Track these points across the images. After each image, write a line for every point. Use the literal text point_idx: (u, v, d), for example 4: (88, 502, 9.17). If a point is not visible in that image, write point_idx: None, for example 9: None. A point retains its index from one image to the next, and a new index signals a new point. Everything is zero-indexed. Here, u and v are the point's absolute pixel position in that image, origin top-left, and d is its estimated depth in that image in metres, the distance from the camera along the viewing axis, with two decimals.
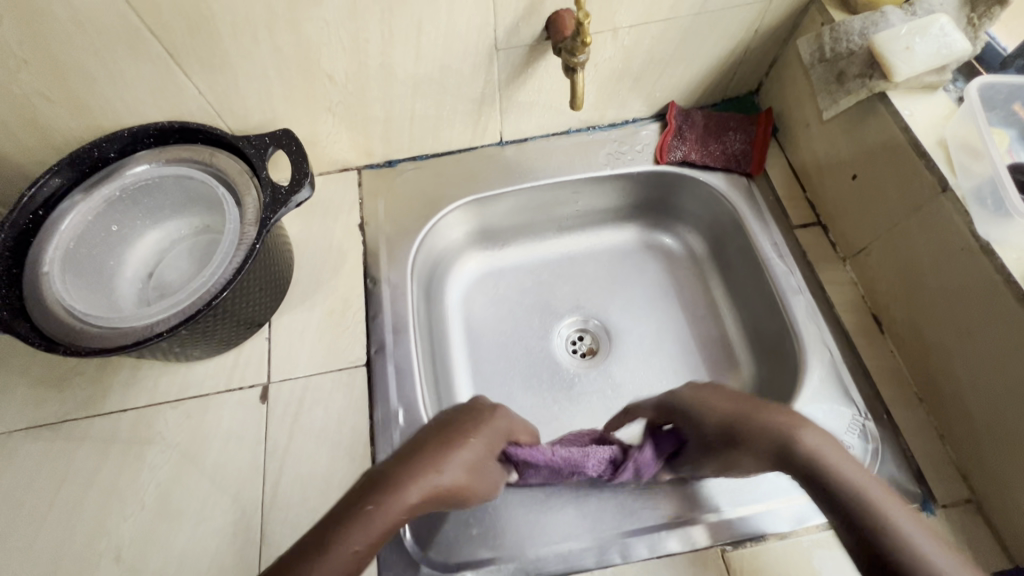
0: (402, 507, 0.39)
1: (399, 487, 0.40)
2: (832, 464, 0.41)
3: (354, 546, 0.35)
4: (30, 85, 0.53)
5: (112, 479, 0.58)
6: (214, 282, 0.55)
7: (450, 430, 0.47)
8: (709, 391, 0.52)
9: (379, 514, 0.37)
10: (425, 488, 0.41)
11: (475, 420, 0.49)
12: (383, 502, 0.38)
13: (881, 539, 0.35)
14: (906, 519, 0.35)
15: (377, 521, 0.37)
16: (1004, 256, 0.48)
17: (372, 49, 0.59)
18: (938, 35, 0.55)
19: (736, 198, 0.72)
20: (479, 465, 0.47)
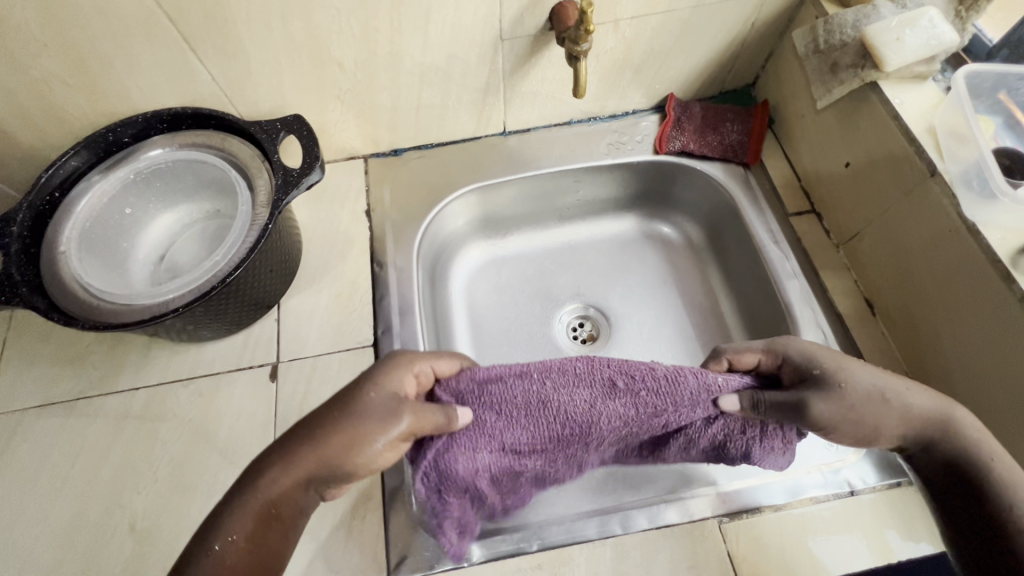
0: (268, 499, 0.42)
1: (267, 475, 0.43)
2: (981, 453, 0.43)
3: (227, 538, 0.41)
4: (49, 69, 0.55)
5: (126, 453, 0.60)
6: (228, 261, 0.57)
7: (338, 404, 0.45)
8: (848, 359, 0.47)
9: (239, 513, 0.41)
10: (300, 471, 0.43)
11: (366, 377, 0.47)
12: (248, 493, 0.42)
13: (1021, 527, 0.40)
14: None
15: (240, 518, 0.42)
16: (989, 236, 0.50)
17: (382, 37, 0.61)
18: (928, 27, 0.57)
19: (733, 187, 0.74)
20: (392, 419, 0.45)
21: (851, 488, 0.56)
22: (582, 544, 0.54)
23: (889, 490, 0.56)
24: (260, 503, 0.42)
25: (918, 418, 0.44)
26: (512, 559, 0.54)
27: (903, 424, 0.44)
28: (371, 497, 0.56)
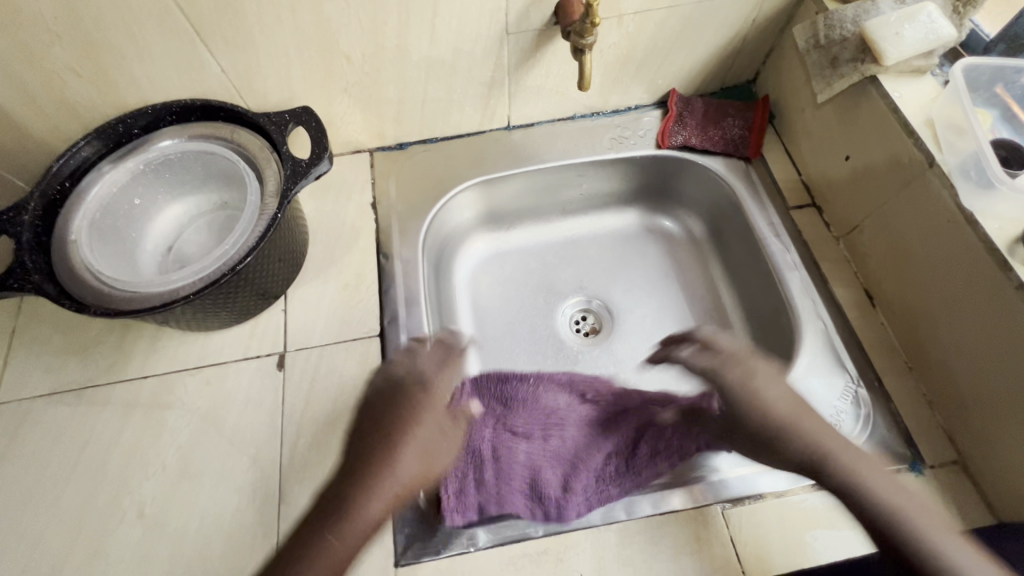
0: (366, 521, 0.47)
1: (359, 502, 0.47)
2: (864, 481, 0.46)
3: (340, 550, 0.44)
4: (61, 59, 0.56)
5: (135, 441, 0.60)
6: (236, 250, 0.57)
7: (394, 420, 0.54)
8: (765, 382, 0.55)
9: (342, 535, 0.45)
10: (386, 488, 0.49)
11: (413, 405, 0.56)
12: (348, 520, 0.46)
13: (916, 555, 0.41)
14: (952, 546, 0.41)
15: (344, 536, 0.45)
16: (986, 226, 0.51)
17: (389, 30, 0.62)
18: (926, 22, 0.58)
19: (734, 181, 0.75)
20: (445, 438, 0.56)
21: None
22: (587, 530, 0.55)
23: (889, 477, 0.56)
24: (355, 522, 0.46)
25: (812, 432, 0.50)
26: (517, 544, 0.54)
27: (803, 442, 0.50)
28: None
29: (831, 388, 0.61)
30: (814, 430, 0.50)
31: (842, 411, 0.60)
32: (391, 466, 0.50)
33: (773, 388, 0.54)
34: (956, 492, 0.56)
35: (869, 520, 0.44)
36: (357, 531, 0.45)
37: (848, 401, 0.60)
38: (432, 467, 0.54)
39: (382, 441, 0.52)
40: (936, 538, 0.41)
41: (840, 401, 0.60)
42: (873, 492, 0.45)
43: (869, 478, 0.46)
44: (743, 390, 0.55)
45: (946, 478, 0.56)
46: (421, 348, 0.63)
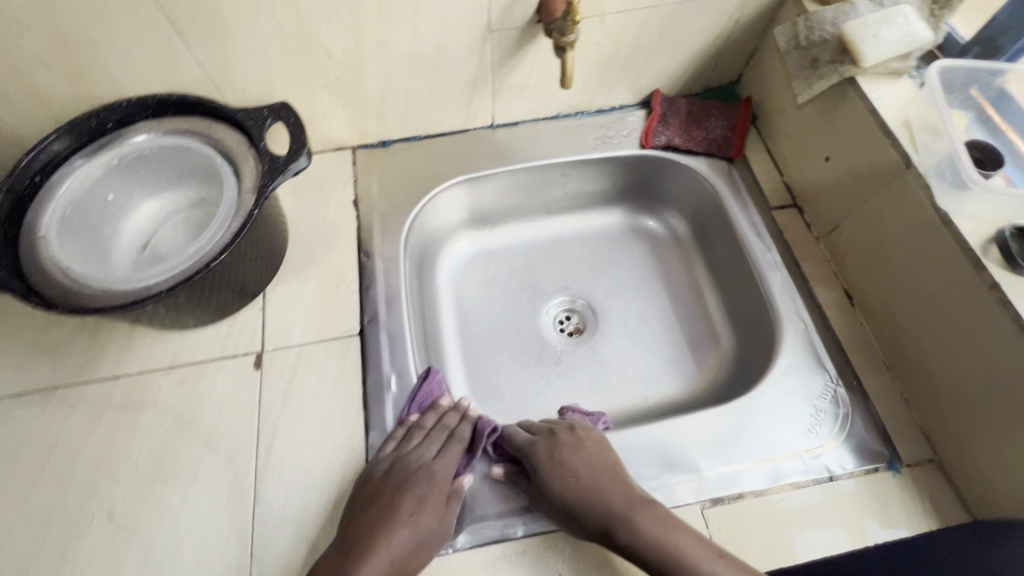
0: None
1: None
2: (669, 542, 0.50)
3: None
4: (31, 50, 0.54)
5: (105, 441, 0.59)
6: (210, 247, 0.56)
7: (386, 512, 0.53)
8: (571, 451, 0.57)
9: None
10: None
11: (410, 483, 0.55)
12: None
13: None
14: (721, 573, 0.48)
15: None
16: (961, 226, 0.52)
17: (371, 26, 0.61)
18: (903, 24, 0.59)
19: (717, 181, 0.76)
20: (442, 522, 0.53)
21: (831, 474, 0.57)
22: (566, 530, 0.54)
23: (867, 475, 0.57)
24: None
25: (608, 500, 0.53)
26: (496, 545, 0.54)
27: (602, 510, 0.53)
28: (355, 485, 0.57)
29: (811, 387, 0.61)
30: (614, 497, 0.53)
31: (821, 410, 0.60)
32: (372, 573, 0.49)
33: (568, 454, 0.57)
34: (933, 489, 0.56)
35: (667, 571, 0.49)
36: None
37: (826, 400, 0.60)
38: (414, 570, 0.50)
39: (367, 541, 0.51)
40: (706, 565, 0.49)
41: (819, 400, 0.60)
42: (658, 541, 0.50)
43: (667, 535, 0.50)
44: (548, 462, 0.56)
45: (923, 476, 0.57)
46: (412, 432, 0.59)
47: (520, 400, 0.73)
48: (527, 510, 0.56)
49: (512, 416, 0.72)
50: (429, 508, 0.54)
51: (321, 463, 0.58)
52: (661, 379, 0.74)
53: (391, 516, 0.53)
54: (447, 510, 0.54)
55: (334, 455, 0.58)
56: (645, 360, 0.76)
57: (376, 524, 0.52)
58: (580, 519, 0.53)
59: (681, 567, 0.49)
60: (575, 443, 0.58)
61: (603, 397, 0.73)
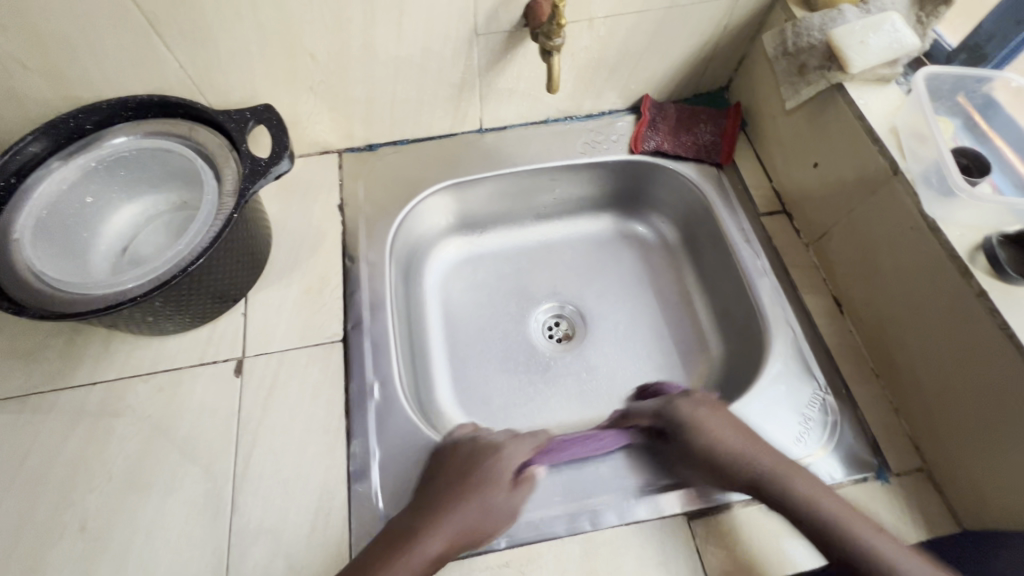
0: (423, 557, 0.48)
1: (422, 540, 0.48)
2: (816, 504, 0.48)
3: None
4: (5, 49, 0.53)
5: (79, 451, 0.58)
6: (188, 251, 0.55)
7: (458, 482, 0.54)
8: (705, 413, 0.58)
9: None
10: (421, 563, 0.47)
11: (477, 459, 0.56)
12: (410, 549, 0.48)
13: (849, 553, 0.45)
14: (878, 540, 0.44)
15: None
16: (949, 233, 0.52)
17: (355, 28, 0.60)
18: (890, 31, 0.59)
19: (706, 187, 0.75)
20: (510, 497, 0.55)
21: None
22: (551, 541, 0.53)
23: (856, 485, 0.56)
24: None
25: (753, 457, 0.53)
26: (479, 557, 0.52)
27: (746, 466, 0.52)
28: (335, 495, 0.55)
29: (799, 395, 0.61)
30: (759, 454, 0.53)
31: (810, 418, 0.59)
32: (438, 535, 0.49)
33: (711, 415, 0.57)
34: (922, 500, 0.55)
35: (821, 533, 0.47)
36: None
37: (815, 408, 0.60)
38: (480, 539, 0.52)
39: (437, 506, 0.51)
40: (864, 533, 0.45)
41: (808, 408, 0.60)
42: (803, 497, 0.49)
43: (819, 501, 0.48)
44: (693, 422, 0.57)
45: (912, 486, 0.56)
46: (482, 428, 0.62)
47: (507, 407, 0.72)
48: (682, 484, 0.56)
49: (498, 424, 0.71)
50: (499, 481, 0.55)
51: (301, 472, 0.57)
52: None
53: (465, 484, 0.54)
54: (513, 487, 0.55)
55: (315, 465, 0.57)
56: (634, 367, 0.75)
57: (448, 490, 0.53)
58: (730, 473, 0.53)
59: (832, 529, 0.46)
60: (712, 406, 0.59)
61: (592, 404, 0.72)
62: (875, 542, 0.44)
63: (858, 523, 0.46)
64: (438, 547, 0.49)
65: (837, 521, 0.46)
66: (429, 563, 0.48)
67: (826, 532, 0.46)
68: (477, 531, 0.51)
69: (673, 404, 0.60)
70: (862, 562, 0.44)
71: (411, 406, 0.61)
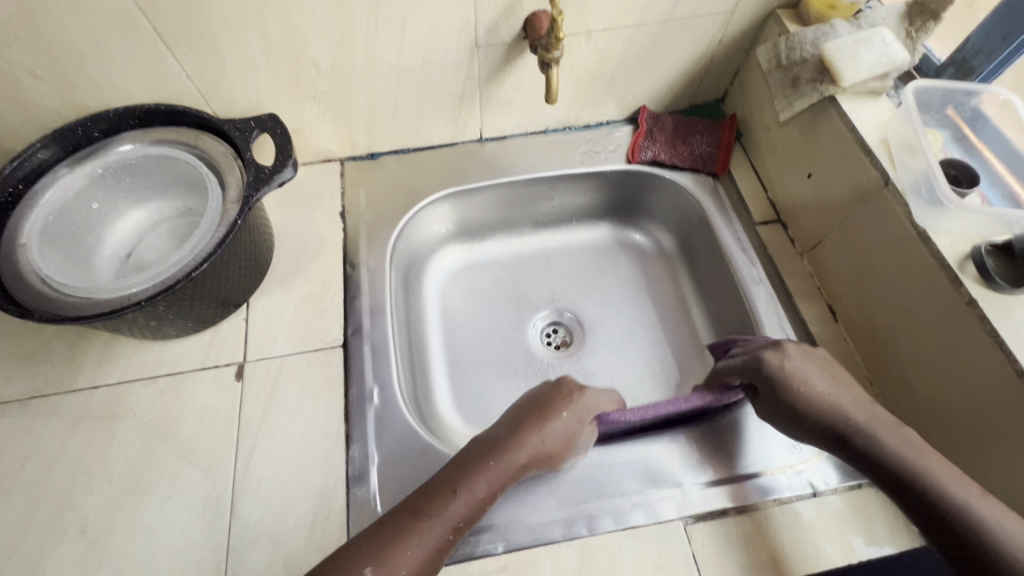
0: (495, 483, 0.49)
1: (507, 453, 0.50)
2: (914, 463, 0.45)
3: (458, 516, 0.46)
4: (16, 59, 0.54)
5: (81, 453, 0.58)
6: (193, 255, 0.56)
7: (538, 413, 0.54)
8: (804, 359, 0.54)
9: (450, 506, 0.46)
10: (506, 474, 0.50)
11: (561, 397, 0.56)
12: (489, 467, 0.49)
13: (949, 514, 0.42)
14: (987, 509, 0.41)
15: (461, 505, 0.46)
16: (938, 243, 0.53)
17: (358, 40, 0.62)
18: (881, 46, 0.60)
19: (702, 196, 0.76)
20: (584, 431, 0.56)
21: (814, 489, 0.57)
22: (547, 546, 0.54)
23: (851, 491, 0.56)
24: (443, 482, 0.48)
25: (847, 411, 0.50)
26: (477, 561, 0.53)
27: (840, 418, 0.50)
28: (334, 499, 0.56)
29: None
30: (848, 402, 0.51)
31: None
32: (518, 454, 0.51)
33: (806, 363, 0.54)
34: None
35: (917, 492, 0.44)
36: (462, 499, 0.46)
37: None
38: (556, 461, 0.54)
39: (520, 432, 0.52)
40: (967, 499, 0.42)
41: None
42: (897, 456, 0.46)
43: (922, 461, 0.45)
44: (782, 372, 0.53)
45: None
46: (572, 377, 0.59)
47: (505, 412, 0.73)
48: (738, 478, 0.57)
49: None
50: (575, 418, 0.55)
51: (300, 476, 0.57)
52: (646, 394, 0.74)
53: (545, 412, 0.54)
54: (587, 425, 0.56)
55: (314, 468, 0.57)
56: (631, 373, 0.76)
57: (530, 418, 0.53)
58: (811, 421, 0.51)
59: (932, 489, 0.43)
60: (800, 350, 0.55)
61: None
62: (974, 502, 0.42)
63: (962, 487, 0.43)
64: (524, 460, 0.51)
65: (937, 481, 0.43)
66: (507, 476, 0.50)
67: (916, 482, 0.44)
68: (549, 453, 0.53)
69: (757, 355, 0.56)
70: (945, 513, 0.42)
71: (410, 411, 0.62)
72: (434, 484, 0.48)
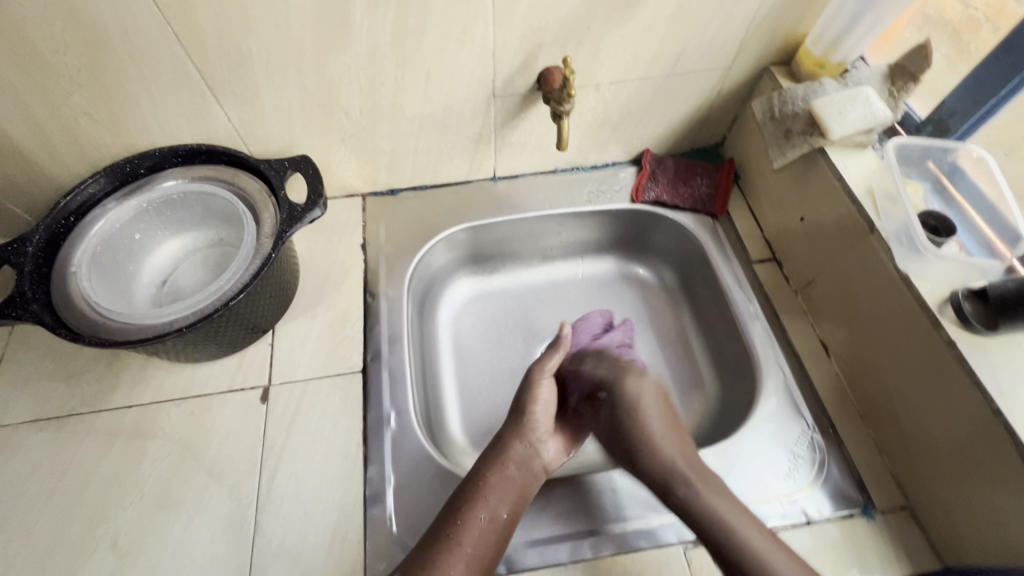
0: (505, 480, 0.58)
1: (506, 449, 0.61)
2: (708, 504, 0.55)
3: (481, 516, 0.54)
4: (78, 104, 0.60)
5: (114, 469, 0.62)
6: (230, 285, 0.61)
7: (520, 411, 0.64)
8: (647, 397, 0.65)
9: (473, 516, 0.54)
10: (512, 476, 0.59)
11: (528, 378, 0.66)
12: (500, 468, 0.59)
13: (738, 555, 0.51)
14: (767, 548, 0.51)
15: (487, 507, 0.55)
16: (919, 286, 0.57)
17: (386, 90, 0.67)
18: (865, 104, 0.65)
19: (702, 235, 0.81)
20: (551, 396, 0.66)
21: (808, 518, 0.59)
22: (554, 568, 0.57)
23: (843, 520, 0.59)
24: (457, 506, 0.55)
25: (665, 458, 0.59)
26: None
27: (663, 470, 0.58)
28: (352, 518, 0.59)
29: (789, 432, 0.64)
30: (677, 456, 0.59)
31: (798, 455, 0.63)
32: (511, 462, 0.60)
33: (648, 393, 0.65)
34: (905, 537, 0.59)
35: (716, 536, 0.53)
36: (479, 514, 0.54)
37: (803, 445, 0.64)
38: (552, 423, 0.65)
39: (514, 430, 0.62)
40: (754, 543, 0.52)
41: (797, 446, 0.64)
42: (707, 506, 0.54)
43: (716, 506, 0.54)
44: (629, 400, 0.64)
45: (896, 523, 0.60)
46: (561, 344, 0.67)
47: None
48: (594, 533, 0.59)
49: None
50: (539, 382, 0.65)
51: (320, 495, 0.60)
52: None
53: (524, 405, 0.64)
54: (546, 384, 0.66)
55: (333, 488, 0.61)
56: None
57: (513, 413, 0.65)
58: (644, 471, 0.59)
59: (723, 532, 0.53)
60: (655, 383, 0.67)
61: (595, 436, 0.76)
62: (756, 541, 0.52)
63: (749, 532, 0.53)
64: (512, 469, 0.59)
65: (728, 527, 0.53)
66: (509, 477, 0.58)
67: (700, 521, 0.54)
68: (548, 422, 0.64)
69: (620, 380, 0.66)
70: (736, 562, 0.51)
71: (424, 435, 0.65)
72: (451, 510, 0.55)
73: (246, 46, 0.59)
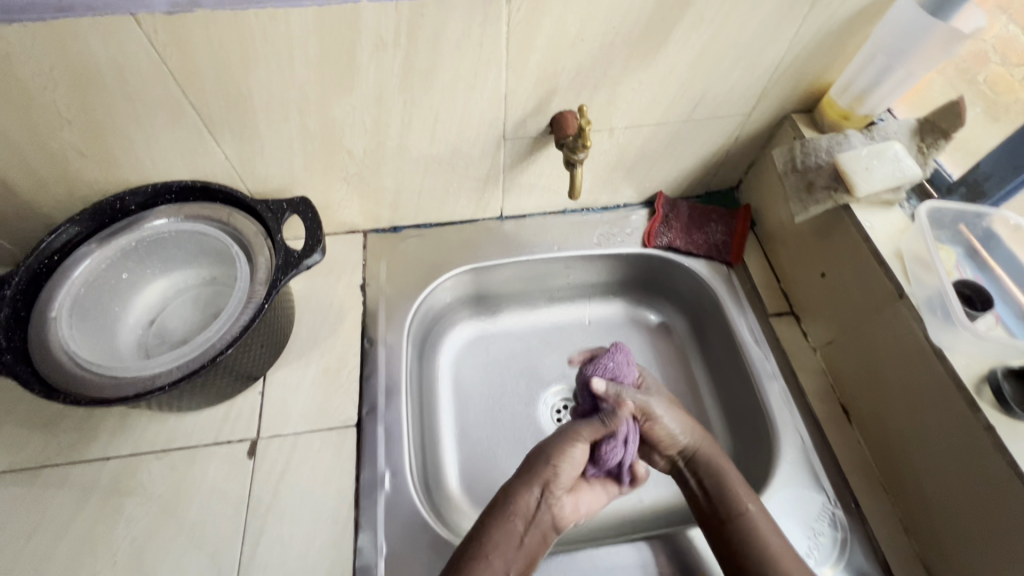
0: (523, 526, 0.53)
1: (521, 498, 0.55)
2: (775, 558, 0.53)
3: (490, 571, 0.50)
4: (67, 140, 0.57)
5: (88, 528, 0.58)
6: (219, 337, 0.57)
7: (544, 465, 0.56)
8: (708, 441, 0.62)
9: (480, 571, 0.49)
10: (521, 534, 0.53)
11: (559, 435, 0.58)
12: (513, 515, 0.53)
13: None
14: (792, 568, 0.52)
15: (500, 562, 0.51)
16: (954, 361, 0.53)
17: (392, 131, 0.64)
18: (893, 160, 0.63)
19: (716, 283, 0.78)
20: (578, 461, 0.58)
21: None
22: None
23: None
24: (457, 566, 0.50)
25: (733, 495, 0.57)
26: None
27: (726, 503, 0.57)
28: None
29: (809, 505, 0.60)
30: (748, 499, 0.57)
31: (819, 532, 0.59)
32: (517, 517, 0.54)
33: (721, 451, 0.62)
34: None
35: None
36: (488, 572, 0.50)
37: (825, 522, 0.59)
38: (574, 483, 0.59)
39: (528, 481, 0.56)
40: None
41: (817, 521, 0.59)
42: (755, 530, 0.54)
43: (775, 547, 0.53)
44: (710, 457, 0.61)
45: None
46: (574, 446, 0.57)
47: None
48: None
49: None
50: (566, 450, 0.57)
51: (306, 563, 0.56)
52: (657, 479, 0.73)
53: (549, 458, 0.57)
54: (573, 454, 0.57)
55: (320, 557, 0.57)
56: None
57: (530, 461, 0.57)
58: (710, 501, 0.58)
59: None
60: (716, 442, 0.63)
61: None
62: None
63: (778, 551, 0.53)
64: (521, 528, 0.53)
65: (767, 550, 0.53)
66: (520, 534, 0.53)
67: (715, 494, 0.58)
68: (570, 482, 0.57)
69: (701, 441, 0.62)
70: None
71: (421, 498, 0.61)
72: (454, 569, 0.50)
73: (246, 85, 0.56)
